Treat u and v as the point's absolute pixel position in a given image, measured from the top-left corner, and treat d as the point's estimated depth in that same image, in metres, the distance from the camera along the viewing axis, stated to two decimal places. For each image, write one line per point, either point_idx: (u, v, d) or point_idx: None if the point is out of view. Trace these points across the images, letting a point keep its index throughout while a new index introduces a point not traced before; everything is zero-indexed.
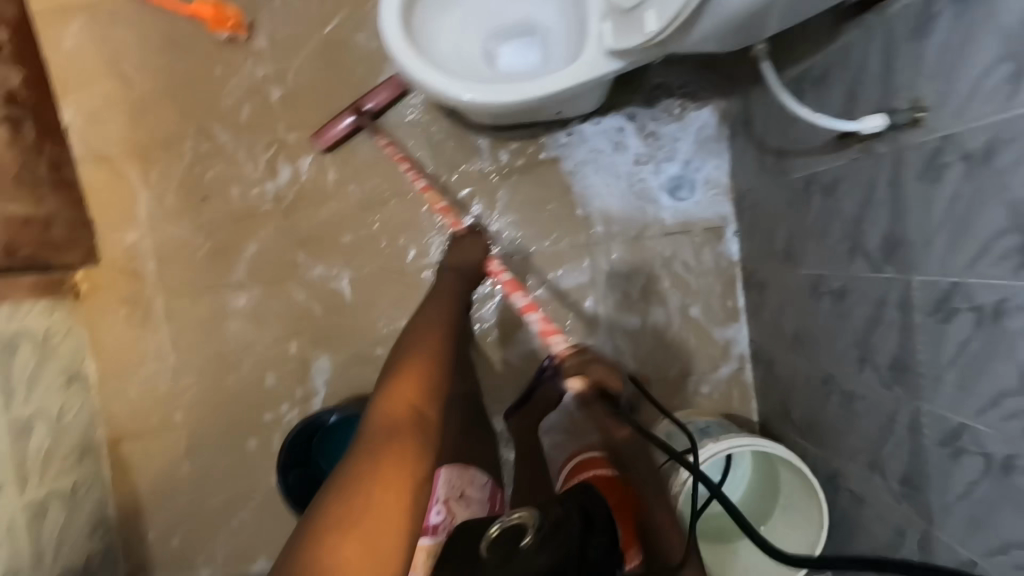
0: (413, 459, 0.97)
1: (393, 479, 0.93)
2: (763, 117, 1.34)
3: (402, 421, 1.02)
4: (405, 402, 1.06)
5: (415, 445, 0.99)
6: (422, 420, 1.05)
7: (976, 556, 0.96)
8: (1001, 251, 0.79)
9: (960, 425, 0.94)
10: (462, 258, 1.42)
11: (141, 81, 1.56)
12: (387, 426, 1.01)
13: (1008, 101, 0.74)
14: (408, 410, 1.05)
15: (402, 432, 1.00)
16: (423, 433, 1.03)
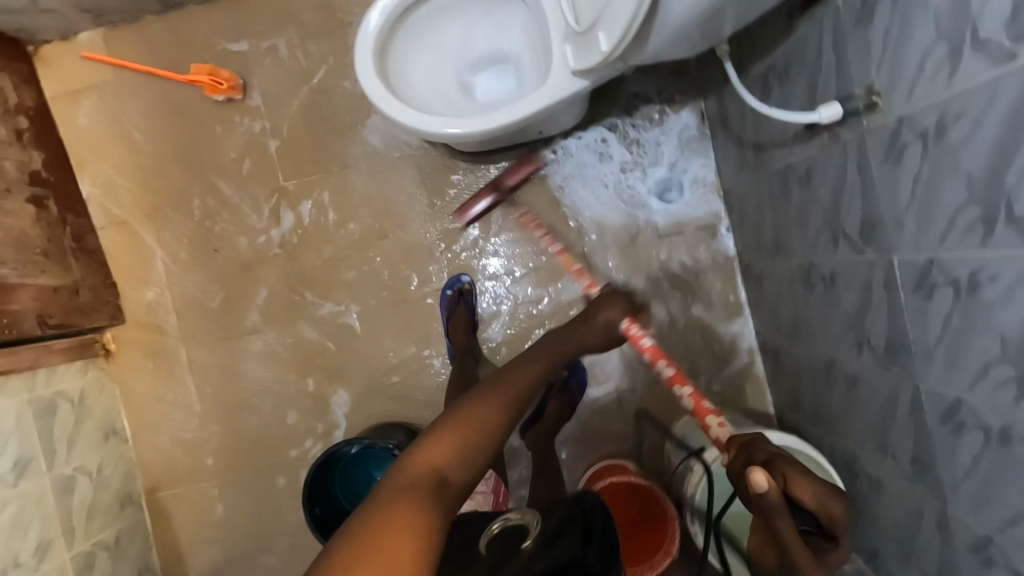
0: (416, 523, 0.62)
1: (395, 527, 0.61)
2: (773, 126, 1.11)
3: (418, 483, 0.69)
4: (432, 458, 0.73)
5: (427, 512, 0.64)
6: (441, 490, 0.70)
7: (990, 530, 0.76)
8: (965, 224, 0.68)
9: (1011, 521, 0.71)
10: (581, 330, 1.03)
11: (148, 149, 1.57)
12: (407, 484, 0.69)
13: (963, 72, 0.63)
14: (431, 472, 0.71)
15: (414, 488, 0.68)
16: (441, 507, 0.67)
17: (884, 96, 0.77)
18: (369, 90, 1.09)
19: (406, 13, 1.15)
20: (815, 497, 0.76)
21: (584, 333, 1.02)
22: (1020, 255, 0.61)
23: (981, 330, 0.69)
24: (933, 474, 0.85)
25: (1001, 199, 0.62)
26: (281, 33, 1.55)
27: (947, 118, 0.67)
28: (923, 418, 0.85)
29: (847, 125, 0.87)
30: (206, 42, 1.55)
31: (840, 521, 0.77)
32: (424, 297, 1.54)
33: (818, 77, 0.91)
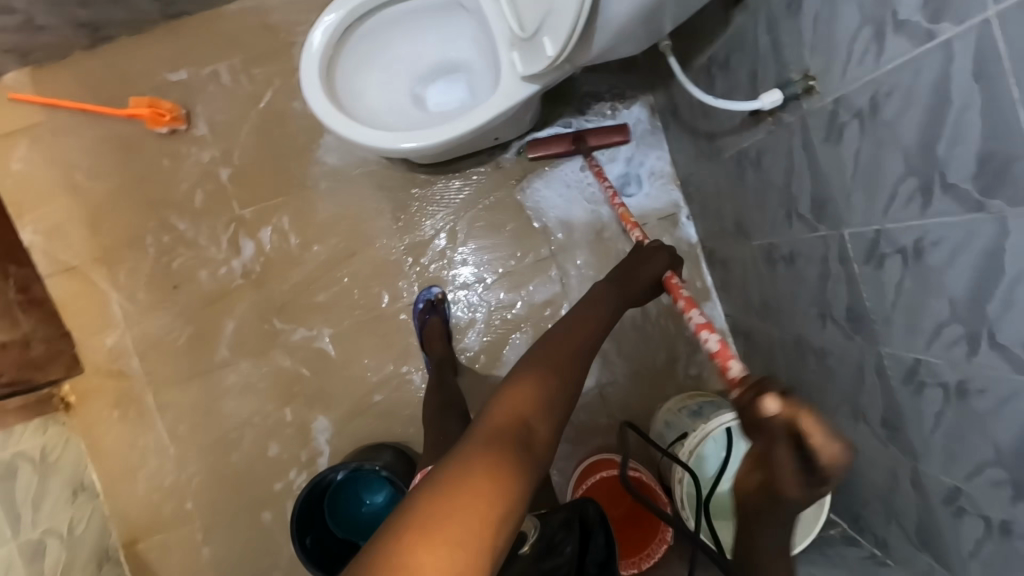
0: (509, 473, 0.59)
1: (487, 476, 0.57)
2: (721, 114, 1.14)
3: (504, 431, 0.64)
4: (518, 407, 0.68)
5: (516, 463, 0.61)
6: (531, 440, 0.65)
7: (959, 481, 0.80)
8: (906, 194, 0.71)
9: (978, 470, 0.75)
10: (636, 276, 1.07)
11: (92, 189, 1.51)
12: (492, 431, 0.64)
13: (888, 50, 0.67)
14: (518, 421, 0.67)
15: (503, 437, 0.63)
16: (533, 458, 0.63)
17: (820, 79, 0.81)
18: (320, 110, 1.07)
19: (351, 30, 1.14)
20: (827, 443, 0.62)
21: (635, 276, 1.07)
22: (957, 220, 0.64)
23: (930, 294, 0.73)
24: (903, 433, 0.89)
25: (936, 169, 0.65)
26: (223, 59, 1.51)
27: (879, 96, 0.70)
28: (888, 382, 0.89)
29: (789, 109, 0.90)
30: (144, 73, 1.50)
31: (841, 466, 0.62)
32: (398, 313, 1.53)
33: (757, 65, 0.95)
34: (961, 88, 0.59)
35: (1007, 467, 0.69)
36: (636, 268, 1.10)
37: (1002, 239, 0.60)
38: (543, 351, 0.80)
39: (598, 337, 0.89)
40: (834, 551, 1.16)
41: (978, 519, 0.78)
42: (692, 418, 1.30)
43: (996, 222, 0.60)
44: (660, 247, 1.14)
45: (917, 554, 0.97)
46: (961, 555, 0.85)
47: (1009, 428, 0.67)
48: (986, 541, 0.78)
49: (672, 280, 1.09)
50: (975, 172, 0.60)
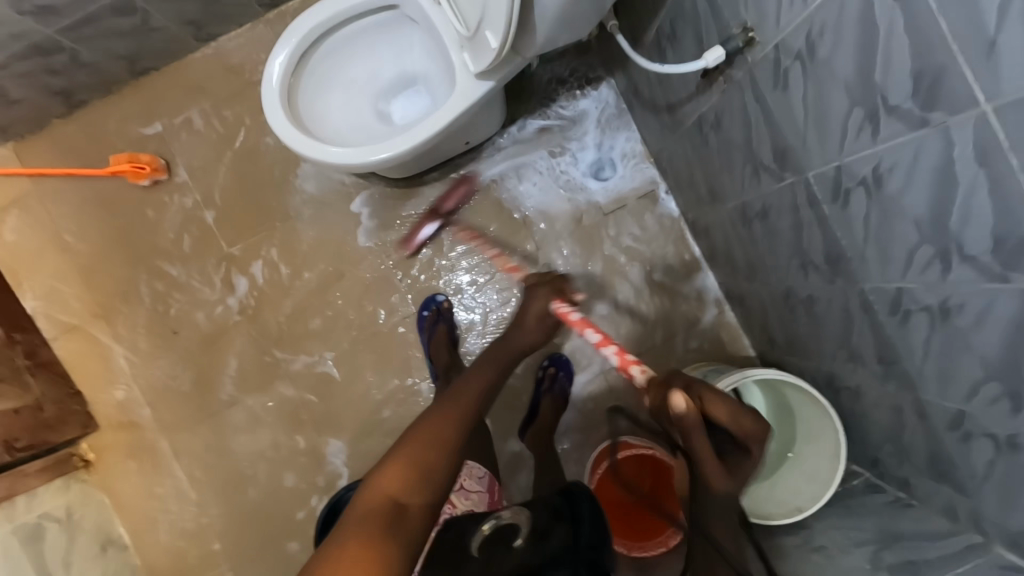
0: (373, 557, 0.71)
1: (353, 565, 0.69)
2: (676, 83, 1.16)
3: (374, 514, 0.77)
4: (388, 488, 0.80)
5: (381, 543, 0.73)
6: (401, 518, 0.77)
7: (960, 404, 0.79)
8: (855, 125, 0.72)
9: (974, 389, 0.75)
10: (525, 311, 1.16)
11: (85, 248, 1.55)
12: (363, 518, 0.76)
13: None
14: (389, 499, 0.79)
15: (373, 521, 0.76)
16: (401, 533, 0.75)
17: (757, 29, 0.82)
18: (285, 138, 1.11)
19: (306, 57, 1.17)
20: (725, 413, 0.97)
21: (519, 331, 1.14)
22: (906, 140, 0.65)
23: (897, 220, 0.73)
24: (900, 366, 0.88)
25: (877, 94, 0.66)
26: (195, 105, 1.55)
27: (813, 34, 0.72)
28: (876, 317, 0.88)
29: (735, 64, 0.92)
30: (121, 131, 1.55)
31: (752, 437, 0.98)
32: (394, 327, 1.54)
33: (699, 28, 0.97)
34: (882, 8, 0.60)
35: (1000, 378, 0.69)
36: (523, 313, 1.16)
37: (949, 151, 0.60)
38: (417, 426, 0.91)
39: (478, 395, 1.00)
40: (859, 500, 1.14)
41: (985, 439, 0.77)
42: None
43: (940, 134, 0.60)
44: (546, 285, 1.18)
45: (937, 488, 0.95)
46: (977, 479, 0.84)
47: (995, 339, 0.67)
48: (997, 460, 0.77)
49: (562, 310, 1.13)
50: (912, 89, 0.61)
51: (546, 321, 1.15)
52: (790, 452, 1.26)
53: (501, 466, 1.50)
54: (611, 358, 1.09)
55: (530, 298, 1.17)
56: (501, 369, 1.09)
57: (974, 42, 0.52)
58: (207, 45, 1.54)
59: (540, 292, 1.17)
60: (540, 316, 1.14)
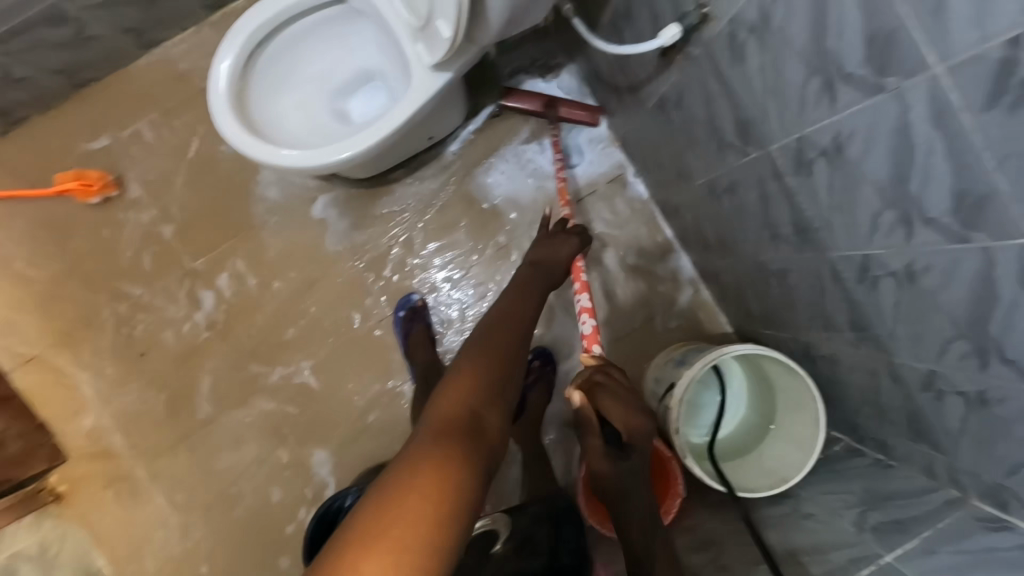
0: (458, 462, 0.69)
1: (439, 467, 0.67)
2: (636, 63, 1.15)
3: (445, 431, 0.73)
4: (462, 395, 0.79)
5: (458, 458, 0.69)
6: (480, 426, 0.76)
7: (931, 364, 0.80)
8: (813, 95, 0.71)
9: (943, 348, 0.76)
10: (552, 251, 1.13)
11: (38, 273, 1.47)
12: (435, 433, 0.73)
13: None
14: (462, 415, 0.76)
15: (451, 427, 0.74)
16: (482, 444, 0.74)
17: (711, 5, 0.82)
18: (239, 144, 1.06)
19: (253, 59, 1.12)
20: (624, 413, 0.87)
21: (556, 254, 1.12)
22: (862, 107, 0.65)
23: (860, 188, 0.73)
24: (872, 331, 0.89)
25: (831, 63, 0.66)
26: (143, 117, 1.49)
27: (766, 5, 0.71)
28: (846, 284, 0.89)
29: (692, 42, 0.91)
30: (65, 148, 1.47)
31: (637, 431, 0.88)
32: (371, 331, 1.51)
33: (654, 6, 0.96)
34: None
35: (967, 335, 0.70)
36: (552, 251, 1.13)
37: (905, 115, 0.60)
38: (479, 338, 0.90)
39: (531, 319, 0.97)
40: (842, 465, 1.16)
41: (957, 396, 0.79)
42: (678, 367, 1.30)
43: (895, 99, 0.60)
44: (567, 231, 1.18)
45: (915, 447, 0.97)
46: (952, 435, 0.85)
47: (961, 298, 0.68)
48: (969, 415, 0.79)
49: (578, 261, 1.15)
50: (866, 56, 0.61)
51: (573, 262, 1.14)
52: (772, 425, 1.28)
53: None
54: (585, 331, 1.06)
55: (559, 240, 1.15)
56: (539, 296, 1.05)
57: (922, 3, 0.52)
58: (150, 52, 1.48)
59: (558, 234, 1.16)
60: (572, 253, 1.13)
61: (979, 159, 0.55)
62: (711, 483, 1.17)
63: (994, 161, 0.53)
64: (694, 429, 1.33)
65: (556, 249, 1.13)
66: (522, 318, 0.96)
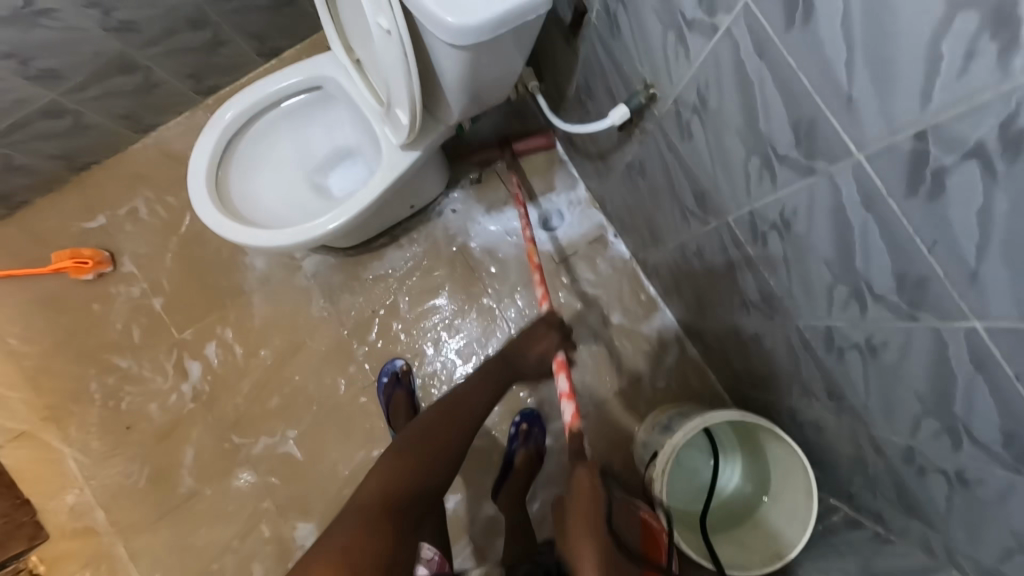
0: (377, 527, 0.85)
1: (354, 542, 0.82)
2: (600, 134, 1.18)
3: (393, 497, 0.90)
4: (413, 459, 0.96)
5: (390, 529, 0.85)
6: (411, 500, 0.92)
7: (908, 439, 0.76)
8: (756, 173, 0.72)
9: (917, 424, 0.72)
10: (526, 346, 1.12)
11: (30, 349, 1.51)
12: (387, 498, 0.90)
13: (688, 56, 0.72)
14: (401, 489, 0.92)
15: (378, 505, 0.89)
16: (408, 507, 0.91)
17: (656, 85, 0.85)
18: (215, 224, 1.10)
19: (234, 143, 1.18)
20: None
21: (524, 358, 1.10)
22: (801, 187, 0.65)
23: (810, 262, 0.73)
24: (849, 401, 0.86)
25: (766, 143, 0.67)
26: (139, 195, 1.55)
27: (702, 89, 0.73)
28: (816, 353, 0.86)
29: (645, 117, 0.94)
30: (65, 228, 1.54)
31: None
32: (356, 397, 1.49)
33: (609, 84, 0.99)
34: (753, 67, 0.62)
35: (935, 414, 0.67)
36: (524, 346, 1.12)
37: (838, 196, 0.60)
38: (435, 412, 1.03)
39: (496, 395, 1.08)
40: (840, 538, 1.09)
41: (939, 474, 0.75)
42: (663, 433, 1.25)
43: (827, 181, 0.61)
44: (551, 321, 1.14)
45: (910, 522, 0.91)
46: (941, 513, 0.80)
47: (922, 376, 0.65)
48: (953, 494, 0.74)
49: (558, 358, 1.10)
50: (794, 140, 0.62)
51: (546, 363, 1.12)
52: (764, 495, 1.22)
53: (476, 533, 1.43)
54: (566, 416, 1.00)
55: (540, 333, 1.13)
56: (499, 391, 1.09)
57: (833, 98, 0.53)
58: (147, 136, 1.57)
59: (540, 327, 1.13)
60: (545, 350, 1.11)
61: (911, 244, 0.54)
62: (698, 558, 1.12)
63: (925, 244, 0.53)
64: (685, 498, 1.27)
65: (531, 341, 1.12)
66: (469, 406, 1.05)
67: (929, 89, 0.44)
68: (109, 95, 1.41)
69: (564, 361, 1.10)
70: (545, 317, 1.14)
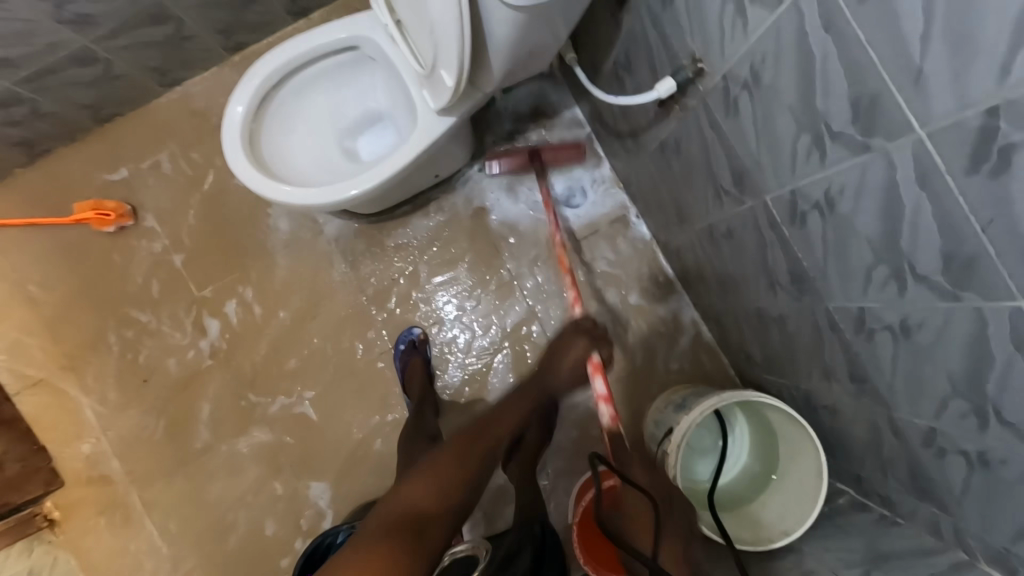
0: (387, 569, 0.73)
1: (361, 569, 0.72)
2: (636, 110, 1.18)
3: (400, 523, 0.82)
4: (415, 496, 0.87)
5: (396, 553, 0.76)
6: (422, 527, 0.83)
7: (932, 421, 0.78)
8: (804, 151, 0.73)
9: (943, 405, 0.74)
10: (556, 357, 1.17)
11: (50, 298, 1.51)
12: (390, 523, 0.82)
13: (746, 29, 0.73)
14: (409, 513, 0.84)
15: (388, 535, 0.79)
16: (423, 545, 0.80)
17: (705, 59, 0.85)
18: (249, 180, 1.10)
19: (266, 100, 1.18)
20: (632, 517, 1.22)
21: (555, 376, 1.16)
22: (851, 165, 0.66)
23: (851, 241, 0.74)
24: (871, 383, 0.88)
25: (819, 120, 0.67)
26: (163, 150, 1.55)
27: (756, 63, 0.73)
28: (844, 335, 0.88)
29: (688, 94, 0.94)
30: (88, 179, 1.53)
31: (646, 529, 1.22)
32: (373, 362, 1.51)
33: (653, 57, 0.99)
34: (816, 40, 0.62)
35: (965, 395, 0.69)
36: (556, 362, 1.17)
37: (892, 174, 0.61)
38: (450, 442, 1.00)
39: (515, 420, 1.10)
40: (846, 520, 1.12)
41: (959, 456, 0.77)
42: (677, 411, 1.27)
43: (882, 158, 0.61)
44: (578, 330, 1.18)
45: (920, 505, 0.94)
46: (955, 494, 0.83)
47: (956, 356, 0.67)
48: (972, 475, 0.76)
49: (592, 361, 1.14)
50: (852, 116, 0.62)
51: (578, 375, 1.17)
52: (773, 475, 1.25)
53: (485, 502, 1.46)
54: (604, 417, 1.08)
55: (567, 343, 1.17)
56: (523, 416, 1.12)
57: (901, 73, 0.54)
58: (172, 90, 1.55)
59: (570, 332, 1.18)
60: (574, 363, 1.16)
61: (964, 222, 0.55)
62: (707, 532, 1.15)
63: (979, 223, 0.54)
64: (694, 475, 1.30)
65: (558, 357, 1.17)
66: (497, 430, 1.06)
67: (1008, 64, 0.44)
68: (138, 45, 1.39)
69: (599, 366, 1.14)
70: (578, 324, 1.19)
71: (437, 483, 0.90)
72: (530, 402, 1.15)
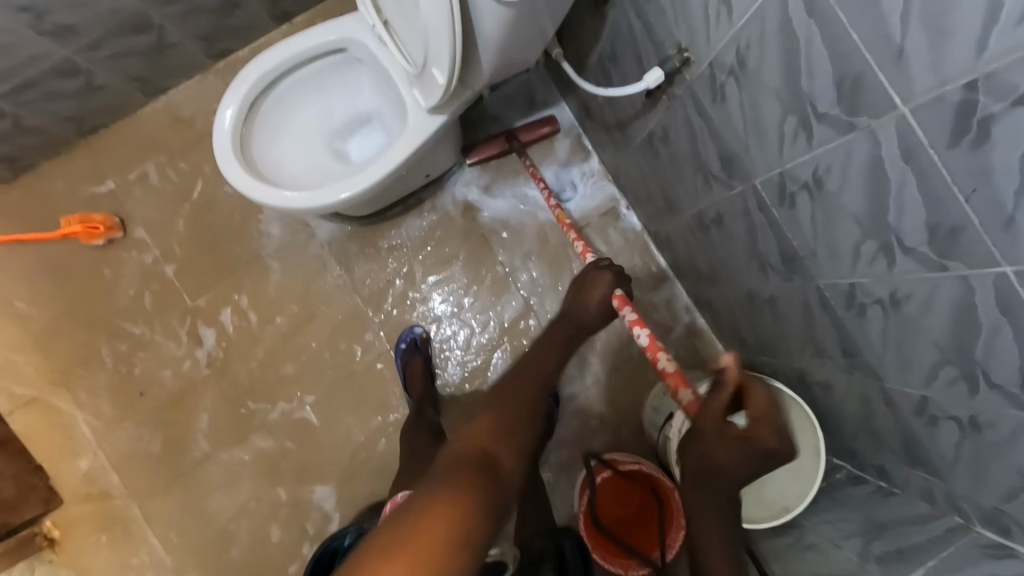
0: (474, 499, 0.71)
1: (451, 496, 0.70)
2: (624, 101, 1.20)
3: (469, 457, 0.79)
4: (479, 434, 0.84)
5: (479, 487, 0.73)
6: (495, 459, 0.81)
7: (923, 390, 0.81)
8: (791, 134, 0.75)
9: (933, 374, 0.77)
10: (585, 294, 1.17)
11: (39, 315, 1.49)
12: (460, 459, 0.79)
13: (731, 16, 0.75)
14: (479, 448, 0.82)
15: (468, 468, 0.76)
16: (499, 477, 0.78)
17: (691, 48, 0.87)
18: (242, 185, 1.10)
19: (256, 105, 1.17)
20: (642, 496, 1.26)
21: (585, 307, 1.15)
22: (838, 145, 0.68)
23: (838, 220, 0.76)
24: (863, 357, 0.90)
25: (805, 103, 0.70)
26: (149, 161, 1.53)
27: (742, 49, 0.75)
28: (836, 314, 0.90)
29: (676, 83, 0.96)
30: (73, 193, 1.52)
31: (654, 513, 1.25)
32: (372, 364, 1.51)
33: (638, 49, 1.00)
34: (800, 25, 0.64)
35: (954, 362, 0.71)
36: (581, 301, 1.17)
37: (877, 152, 0.63)
38: (499, 390, 0.97)
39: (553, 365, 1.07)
40: (843, 494, 1.15)
41: (951, 422, 0.79)
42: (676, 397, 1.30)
43: (867, 137, 0.64)
44: (600, 266, 1.20)
45: (914, 474, 0.96)
46: (948, 460, 0.86)
47: (943, 325, 0.69)
48: (963, 440, 0.79)
49: (616, 294, 1.16)
50: (837, 98, 0.64)
51: (607, 309, 1.16)
52: None
53: None
54: (643, 341, 1.14)
55: (591, 278, 1.19)
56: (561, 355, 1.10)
57: (883, 54, 0.56)
58: (156, 100, 1.54)
59: (590, 271, 1.20)
60: (602, 297, 1.15)
61: (947, 195, 0.58)
62: None
63: (963, 193, 0.56)
64: None
65: (586, 291, 1.17)
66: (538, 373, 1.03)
67: (984, 39, 0.47)
68: (120, 55, 1.38)
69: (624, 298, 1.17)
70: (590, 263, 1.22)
71: (497, 422, 0.88)
72: (561, 343, 1.12)
